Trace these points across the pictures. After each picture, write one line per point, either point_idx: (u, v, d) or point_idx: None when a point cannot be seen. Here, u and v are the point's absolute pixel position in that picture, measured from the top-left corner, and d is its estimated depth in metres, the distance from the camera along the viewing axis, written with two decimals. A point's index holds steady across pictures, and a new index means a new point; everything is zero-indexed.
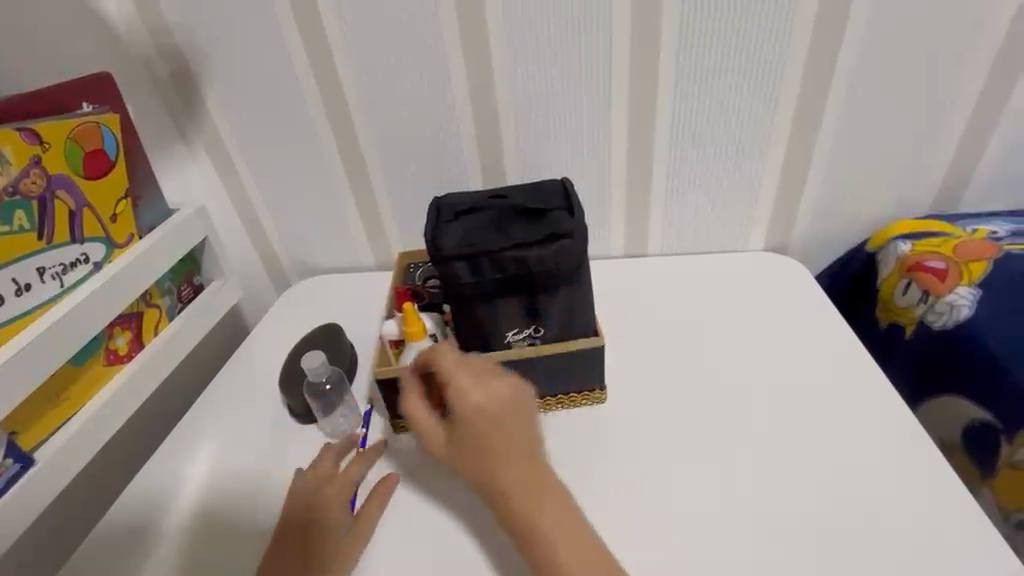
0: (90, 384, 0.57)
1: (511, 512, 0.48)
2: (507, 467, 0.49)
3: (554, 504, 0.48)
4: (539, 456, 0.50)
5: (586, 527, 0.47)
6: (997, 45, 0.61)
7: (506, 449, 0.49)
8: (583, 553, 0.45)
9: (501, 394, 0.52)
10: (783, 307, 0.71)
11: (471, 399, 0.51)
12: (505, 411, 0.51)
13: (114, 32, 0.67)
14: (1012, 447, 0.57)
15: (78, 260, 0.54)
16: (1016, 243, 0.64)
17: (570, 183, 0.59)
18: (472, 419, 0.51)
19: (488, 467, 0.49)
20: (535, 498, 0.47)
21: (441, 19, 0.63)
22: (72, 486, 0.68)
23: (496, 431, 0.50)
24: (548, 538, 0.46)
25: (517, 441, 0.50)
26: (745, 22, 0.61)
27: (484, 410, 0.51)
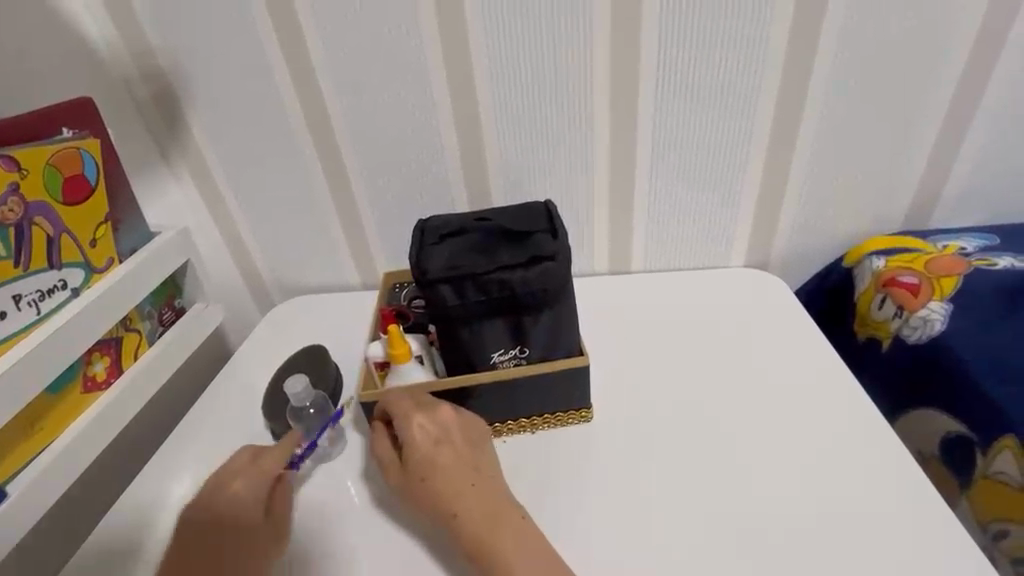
0: (67, 412, 0.55)
1: (465, 534, 0.50)
2: (455, 489, 0.52)
3: (508, 522, 0.50)
4: (486, 482, 0.53)
5: (545, 547, 0.48)
6: (956, 71, 0.64)
7: (453, 472, 0.53)
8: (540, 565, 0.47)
9: (448, 421, 0.56)
10: (790, 307, 0.72)
11: (419, 427, 0.55)
12: (451, 437, 0.55)
13: (96, 54, 0.67)
14: (987, 459, 0.58)
15: (55, 287, 0.53)
16: (984, 258, 0.66)
17: (553, 205, 0.60)
18: (420, 445, 0.54)
19: (437, 491, 0.52)
20: (488, 517, 0.50)
21: (425, 42, 0.64)
22: (67, 497, 0.67)
23: (443, 455, 0.54)
24: (504, 557, 0.47)
25: (463, 463, 0.53)
26: (719, 46, 0.63)
27: (431, 437, 0.55)
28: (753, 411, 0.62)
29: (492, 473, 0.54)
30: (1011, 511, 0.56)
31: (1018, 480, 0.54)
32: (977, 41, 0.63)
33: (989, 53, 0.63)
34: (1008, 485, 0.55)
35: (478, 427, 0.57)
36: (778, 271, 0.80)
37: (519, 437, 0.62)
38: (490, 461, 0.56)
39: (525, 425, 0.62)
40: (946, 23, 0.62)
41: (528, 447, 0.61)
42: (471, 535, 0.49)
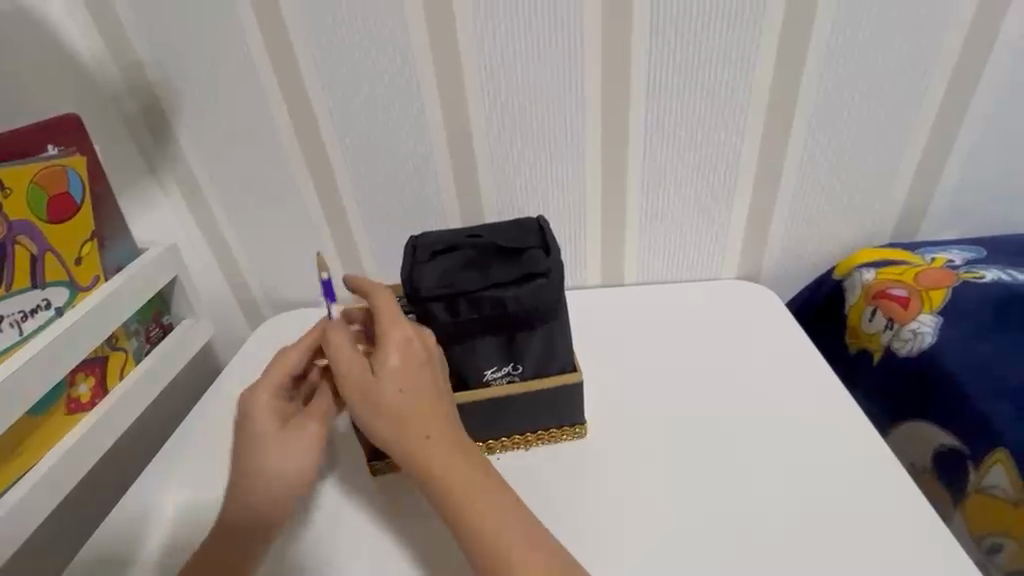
0: (50, 433, 0.54)
1: (433, 457, 0.48)
2: (430, 413, 0.50)
3: (475, 456, 0.50)
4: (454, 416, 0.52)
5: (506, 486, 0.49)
6: (940, 87, 0.66)
7: (433, 393, 0.51)
8: (508, 503, 0.48)
9: (432, 346, 0.53)
10: (778, 318, 0.73)
11: (408, 339, 0.52)
12: (434, 357, 0.53)
13: (83, 70, 0.66)
14: (978, 472, 0.58)
15: (38, 307, 0.53)
16: (972, 270, 0.67)
17: (545, 221, 0.60)
18: (405, 356, 0.51)
19: (412, 412, 0.50)
20: (457, 447, 0.49)
21: (417, 59, 0.65)
22: (45, 528, 0.65)
23: (425, 374, 0.51)
24: (473, 485, 0.48)
25: (440, 388, 0.52)
26: (708, 63, 0.64)
27: (415, 355, 0.52)
28: (746, 425, 0.62)
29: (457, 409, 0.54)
30: (1005, 524, 0.56)
31: (1013, 495, 0.55)
32: (959, 59, 0.64)
33: (972, 70, 0.65)
34: (1003, 500, 0.56)
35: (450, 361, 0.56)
36: (769, 283, 0.81)
37: (512, 454, 0.61)
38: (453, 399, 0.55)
39: (520, 442, 0.61)
40: (928, 41, 0.63)
41: (522, 463, 0.60)
42: (441, 458, 0.48)
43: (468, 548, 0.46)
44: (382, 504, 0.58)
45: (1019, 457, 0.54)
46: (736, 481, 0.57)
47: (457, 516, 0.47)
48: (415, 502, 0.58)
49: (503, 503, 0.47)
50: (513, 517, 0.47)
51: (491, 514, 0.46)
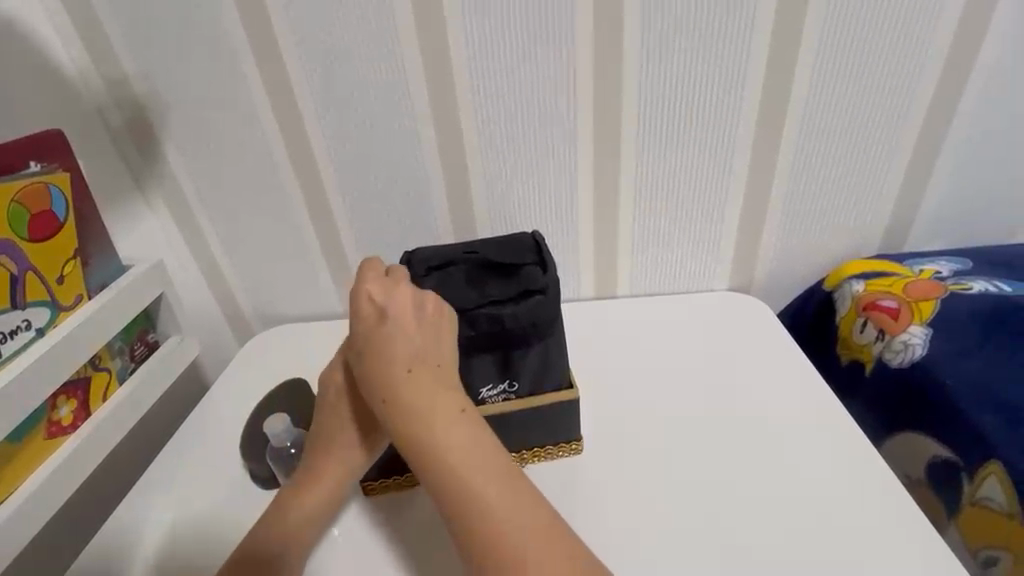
0: (30, 460, 0.52)
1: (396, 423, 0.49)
2: (390, 379, 0.50)
3: (442, 415, 0.47)
4: (416, 371, 0.49)
5: (483, 443, 0.46)
6: (926, 101, 0.67)
7: (389, 355, 0.51)
8: (479, 465, 0.45)
9: (390, 306, 0.53)
10: (764, 325, 0.74)
11: (366, 301, 0.54)
12: (397, 315, 0.52)
13: (67, 83, 0.65)
14: (974, 484, 0.58)
15: (18, 328, 0.51)
16: (959, 282, 0.68)
17: (541, 235, 0.60)
18: (364, 319, 0.53)
19: (374, 375, 0.51)
20: (415, 410, 0.48)
21: (410, 73, 0.64)
22: (22, 557, 0.63)
23: (380, 333, 0.52)
24: (435, 447, 0.46)
25: (401, 349, 0.51)
26: (699, 78, 0.65)
27: (370, 317, 0.53)
28: (742, 437, 0.62)
29: (439, 362, 0.51)
30: (1001, 538, 0.56)
31: (1007, 507, 0.54)
32: (942, 76, 0.66)
33: (955, 86, 0.66)
34: (998, 512, 0.55)
35: (439, 311, 0.53)
36: (761, 295, 0.81)
37: None
38: (441, 348, 0.51)
39: (516, 459, 0.60)
40: (914, 57, 0.64)
41: None
42: (401, 425, 0.48)
43: (448, 508, 0.45)
44: (376, 524, 0.57)
45: (1010, 468, 0.55)
46: (734, 499, 0.56)
47: (433, 476, 0.46)
48: (410, 522, 0.57)
49: (473, 466, 0.45)
50: (482, 481, 0.44)
51: (456, 479, 0.45)
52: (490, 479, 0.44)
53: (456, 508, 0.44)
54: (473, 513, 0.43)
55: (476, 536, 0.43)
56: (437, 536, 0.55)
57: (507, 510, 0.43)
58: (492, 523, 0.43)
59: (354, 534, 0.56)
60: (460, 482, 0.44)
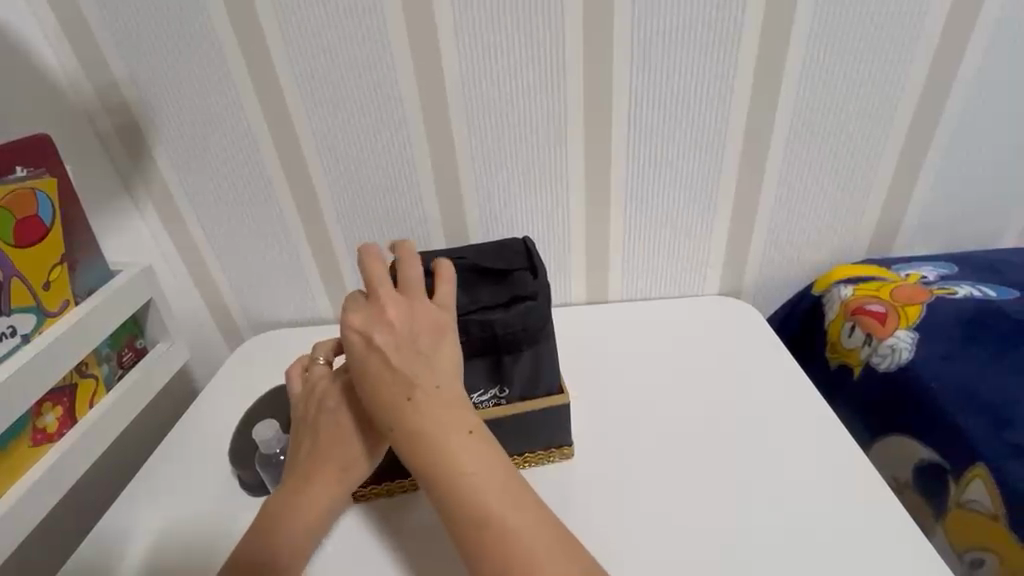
0: (13, 467, 0.52)
1: (406, 454, 0.47)
2: (393, 407, 0.47)
3: (451, 443, 0.45)
4: (420, 398, 0.47)
5: (496, 469, 0.45)
6: (910, 108, 0.68)
7: (390, 384, 0.48)
8: (493, 487, 0.44)
9: (377, 336, 0.49)
10: (751, 325, 0.75)
11: (353, 333, 0.50)
12: (385, 343, 0.49)
13: (57, 88, 0.65)
14: (960, 486, 0.59)
15: (3, 334, 0.50)
16: (945, 287, 0.69)
17: (532, 241, 0.60)
18: (355, 350, 0.50)
19: (376, 402, 0.49)
20: (424, 438, 0.46)
21: (401, 78, 0.65)
22: (13, 560, 0.62)
23: (371, 365, 0.49)
24: (447, 476, 0.45)
25: (399, 376, 0.48)
26: (689, 85, 0.66)
27: (358, 347, 0.50)
28: (733, 441, 0.62)
29: (440, 385, 0.48)
30: (987, 540, 0.56)
31: (992, 509, 0.55)
32: (925, 84, 0.67)
33: (938, 94, 0.67)
34: (984, 514, 0.56)
35: (431, 330, 0.50)
36: (751, 299, 0.82)
37: None
38: (439, 368, 0.48)
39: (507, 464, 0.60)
40: (897, 67, 0.66)
41: None
42: (410, 454, 0.46)
43: (462, 539, 0.43)
44: (367, 531, 0.56)
45: (996, 471, 0.55)
46: (726, 502, 0.56)
47: (445, 508, 0.44)
48: (400, 529, 0.56)
49: (486, 489, 0.44)
50: (497, 503, 0.43)
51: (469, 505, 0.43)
52: (505, 499, 0.44)
53: (471, 537, 0.43)
54: (490, 539, 0.42)
55: (494, 561, 0.42)
56: (428, 542, 0.55)
57: (525, 531, 0.42)
58: (510, 545, 0.42)
59: (344, 543, 0.55)
60: (474, 513, 0.43)
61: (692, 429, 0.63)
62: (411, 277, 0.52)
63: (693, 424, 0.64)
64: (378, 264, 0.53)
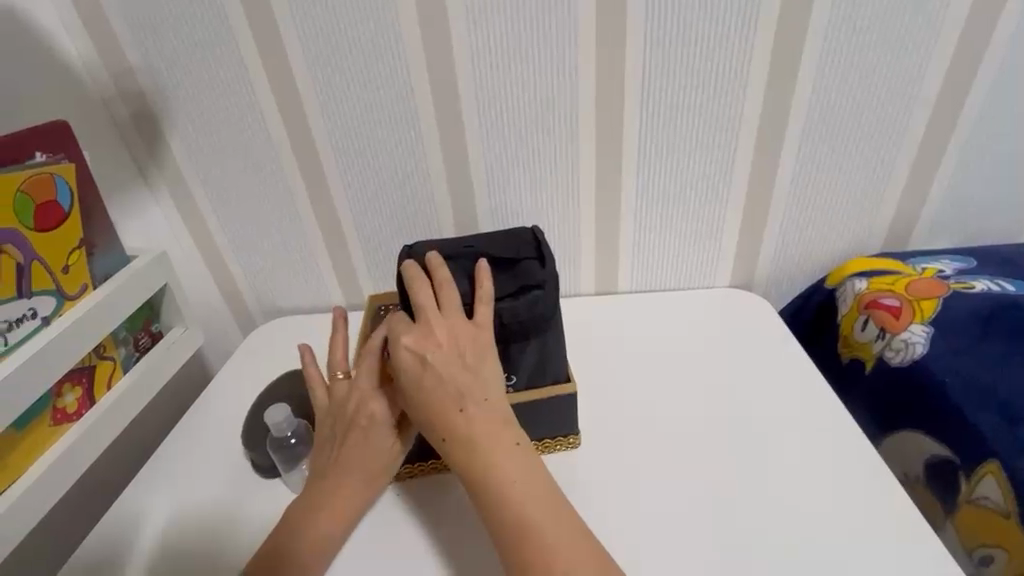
0: (35, 445, 0.53)
1: (456, 461, 0.49)
2: (443, 418, 0.49)
3: (500, 452, 0.48)
4: (471, 410, 0.49)
5: (546, 480, 0.48)
6: (931, 100, 0.66)
7: (442, 393, 0.50)
8: (534, 499, 0.46)
9: (430, 355, 0.51)
10: (752, 320, 0.74)
11: (405, 350, 0.52)
12: (439, 361, 0.50)
13: (76, 76, 0.66)
14: (971, 483, 0.58)
15: (24, 316, 0.52)
16: (962, 281, 0.67)
17: (541, 231, 0.59)
18: (407, 368, 0.51)
19: (429, 414, 0.50)
20: (474, 446, 0.48)
21: (412, 69, 0.65)
22: (36, 533, 0.65)
23: (425, 381, 0.50)
24: (495, 485, 0.47)
25: (456, 387, 0.50)
26: (703, 77, 0.65)
27: (411, 366, 0.51)
28: (738, 436, 0.62)
29: (488, 397, 0.50)
30: (997, 537, 0.55)
31: (1003, 506, 0.54)
32: (949, 75, 0.65)
33: (958, 86, 0.66)
34: (994, 511, 0.55)
35: (476, 348, 0.51)
36: (762, 292, 0.81)
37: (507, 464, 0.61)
38: (486, 382, 0.51)
39: None
40: (917, 58, 0.64)
41: None
42: (460, 461, 0.49)
43: (504, 546, 0.45)
44: (376, 514, 0.58)
45: (1009, 469, 0.54)
46: (731, 494, 0.56)
47: (490, 514, 0.47)
48: (408, 511, 0.58)
49: (528, 500, 0.46)
50: (536, 514, 0.45)
51: (513, 514, 0.46)
52: (545, 512, 0.46)
53: (511, 545, 0.45)
54: (530, 548, 0.44)
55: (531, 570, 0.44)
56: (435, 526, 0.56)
57: (562, 545, 0.44)
58: (547, 557, 0.44)
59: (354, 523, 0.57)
60: (516, 522, 0.45)
61: (704, 429, 0.62)
62: (450, 296, 0.53)
63: (701, 421, 0.63)
64: (421, 289, 0.54)
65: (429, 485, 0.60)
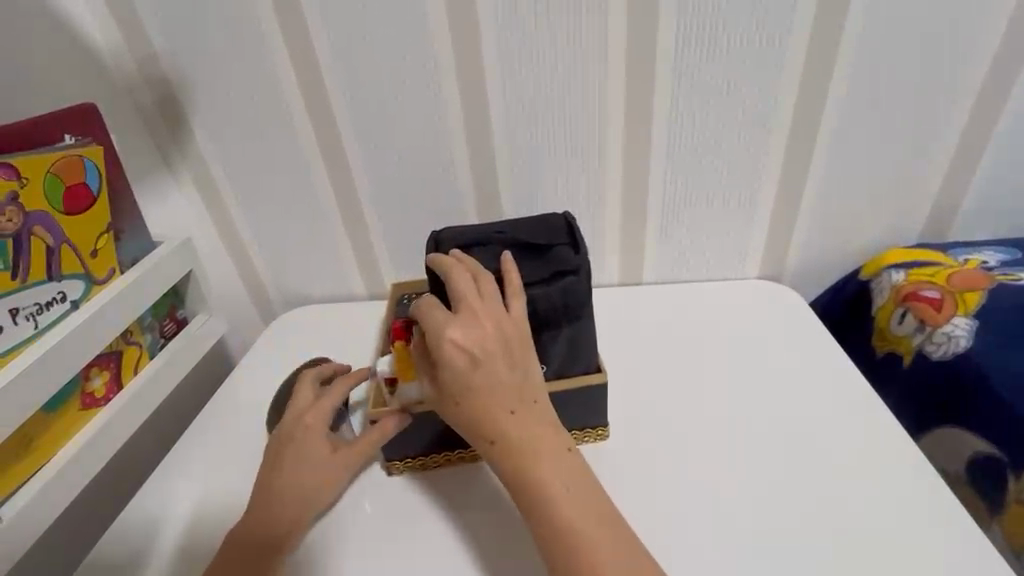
0: (63, 430, 0.53)
1: (503, 463, 0.48)
2: (492, 419, 0.48)
3: (550, 455, 0.47)
4: (521, 412, 0.48)
5: (595, 485, 0.47)
6: (979, 84, 0.63)
7: (493, 393, 0.48)
8: (582, 506, 0.45)
9: (479, 351, 0.49)
10: (765, 319, 0.72)
11: (452, 344, 0.49)
12: (489, 358, 0.49)
13: (100, 61, 0.66)
14: (1019, 481, 0.56)
15: (54, 299, 0.52)
16: (1007, 272, 0.65)
17: (572, 217, 0.58)
18: (454, 364, 0.49)
19: (476, 414, 0.48)
20: (524, 449, 0.47)
21: (437, 53, 0.63)
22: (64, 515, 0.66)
23: (475, 379, 0.48)
24: (543, 489, 0.46)
25: (508, 385, 0.49)
26: (739, 59, 0.62)
27: (460, 362, 0.49)
28: (774, 432, 0.60)
29: (537, 399, 0.50)
30: None
31: None
32: (999, 55, 0.62)
33: (1009, 68, 0.63)
34: None
35: (522, 341, 0.50)
36: (792, 284, 0.79)
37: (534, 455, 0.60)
38: (534, 381, 0.50)
39: None
40: (965, 36, 0.61)
41: None
42: (507, 464, 0.48)
43: (552, 553, 0.44)
44: (404, 501, 0.57)
45: None
46: (771, 490, 0.55)
47: (536, 518, 0.46)
48: (436, 499, 0.57)
49: (576, 506, 0.45)
50: (585, 521, 0.44)
51: (560, 520, 0.45)
52: (593, 518, 0.45)
53: (558, 551, 0.44)
54: (578, 554, 0.43)
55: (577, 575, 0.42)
56: (466, 516, 0.55)
57: (611, 553, 0.43)
58: (596, 565, 0.42)
59: (379, 511, 0.56)
60: (563, 528, 0.44)
61: (746, 426, 0.60)
62: (489, 284, 0.52)
63: (744, 420, 0.61)
64: (460, 277, 0.52)
65: (456, 473, 0.59)
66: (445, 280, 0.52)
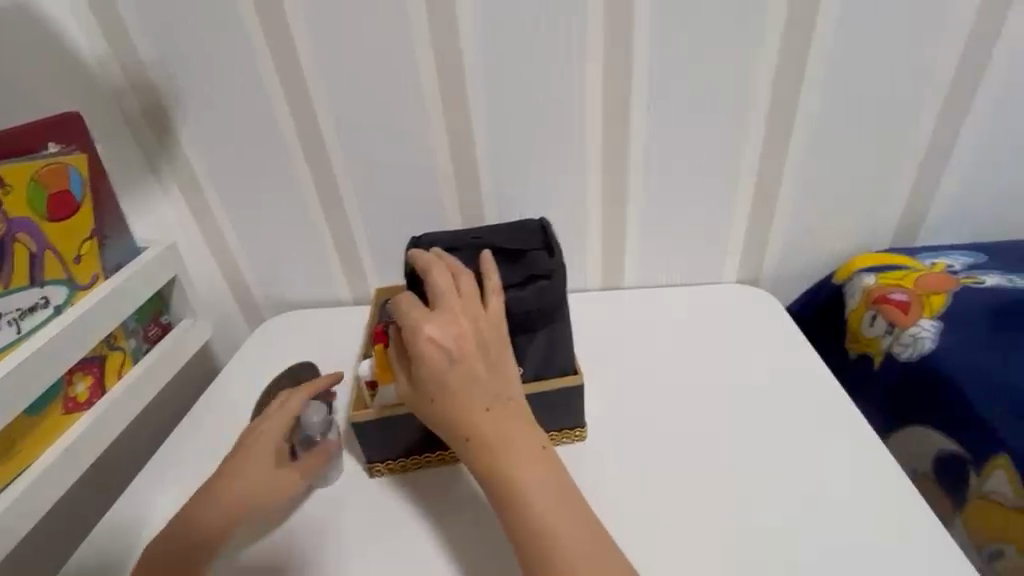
0: (46, 434, 0.54)
1: (478, 460, 0.49)
2: (468, 416, 0.49)
3: (524, 451, 0.48)
4: (496, 410, 0.49)
5: (568, 480, 0.49)
6: (942, 94, 0.66)
7: (469, 391, 0.49)
8: (554, 501, 0.46)
9: (455, 349, 0.50)
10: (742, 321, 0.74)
11: (429, 342, 0.50)
12: (466, 356, 0.50)
13: (87, 68, 0.66)
14: (981, 477, 0.58)
15: (37, 305, 0.52)
16: (972, 276, 0.67)
17: (548, 222, 0.59)
18: (430, 362, 0.50)
19: (452, 412, 0.50)
20: (498, 446, 0.48)
21: (419, 62, 0.65)
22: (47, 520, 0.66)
23: (452, 377, 0.49)
24: (516, 485, 0.47)
25: (485, 384, 0.50)
26: (712, 69, 0.64)
27: (437, 361, 0.50)
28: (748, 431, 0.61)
29: (513, 397, 0.51)
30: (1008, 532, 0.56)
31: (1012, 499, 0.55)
32: (961, 67, 0.64)
33: (971, 78, 0.65)
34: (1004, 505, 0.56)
35: (498, 340, 0.52)
36: (769, 287, 0.81)
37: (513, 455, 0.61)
38: (511, 381, 0.51)
39: None
40: (928, 48, 0.63)
41: None
42: (482, 461, 0.49)
43: (523, 547, 0.45)
44: (386, 503, 0.58)
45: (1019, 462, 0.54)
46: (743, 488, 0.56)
47: (509, 514, 0.47)
48: (416, 500, 0.58)
49: (548, 501, 0.46)
50: (556, 516, 0.45)
51: (533, 515, 0.46)
52: (564, 513, 0.46)
53: (528, 545, 0.45)
54: (549, 548, 0.44)
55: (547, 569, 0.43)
56: (444, 516, 0.56)
57: (580, 547, 0.44)
58: (565, 560, 0.43)
59: (360, 513, 0.57)
60: (535, 523, 0.45)
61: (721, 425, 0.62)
62: (468, 282, 0.53)
63: (719, 419, 0.63)
64: (440, 275, 0.53)
65: (436, 474, 0.60)
66: (425, 278, 0.54)
